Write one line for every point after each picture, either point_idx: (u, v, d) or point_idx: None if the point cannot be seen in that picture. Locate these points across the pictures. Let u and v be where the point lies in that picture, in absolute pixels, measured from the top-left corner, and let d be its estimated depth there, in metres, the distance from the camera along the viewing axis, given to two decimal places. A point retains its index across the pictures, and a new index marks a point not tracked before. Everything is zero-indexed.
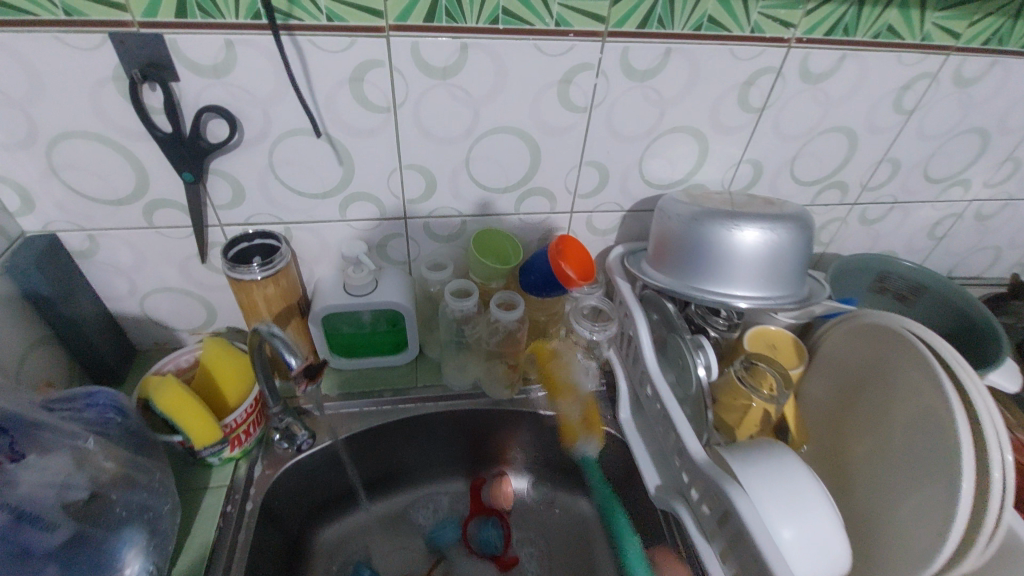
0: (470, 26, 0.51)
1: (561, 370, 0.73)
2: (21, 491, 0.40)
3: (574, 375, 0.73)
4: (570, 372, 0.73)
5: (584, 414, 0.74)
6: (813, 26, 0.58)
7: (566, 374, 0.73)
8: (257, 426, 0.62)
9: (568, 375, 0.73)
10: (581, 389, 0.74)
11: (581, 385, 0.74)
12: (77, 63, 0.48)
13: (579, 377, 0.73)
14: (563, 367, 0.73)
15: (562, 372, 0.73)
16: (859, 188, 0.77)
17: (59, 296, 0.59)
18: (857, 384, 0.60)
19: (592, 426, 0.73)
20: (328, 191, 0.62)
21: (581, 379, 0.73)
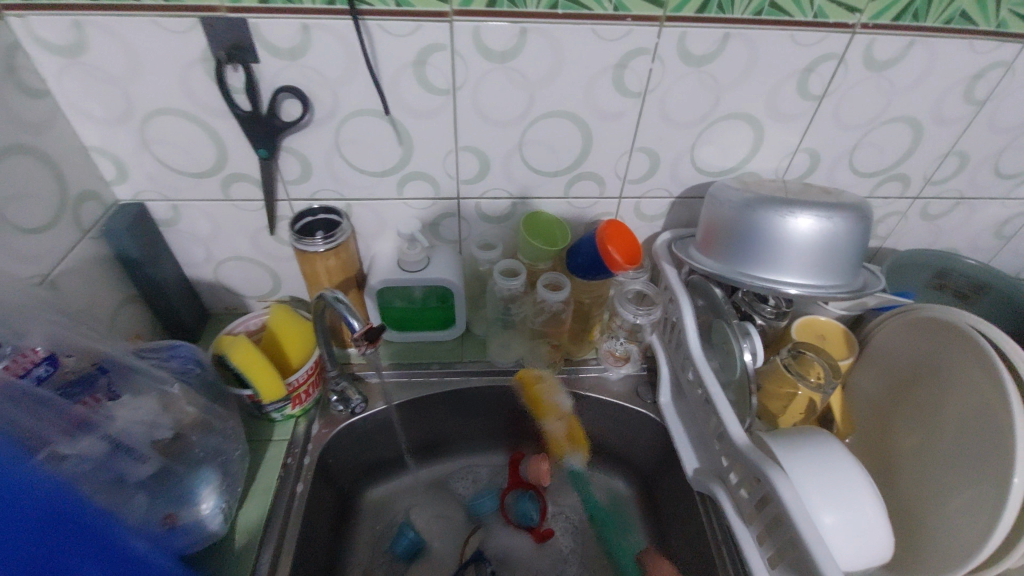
0: (530, 11, 0.53)
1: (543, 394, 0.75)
2: (118, 425, 0.45)
3: (557, 399, 0.75)
4: (552, 397, 0.75)
5: (567, 433, 0.78)
6: (880, 11, 0.56)
7: (550, 399, 0.75)
8: (315, 388, 0.67)
9: (550, 400, 0.75)
10: (564, 411, 0.76)
11: (563, 406, 0.76)
12: (171, 44, 0.53)
13: (560, 399, 0.75)
14: (546, 392, 0.75)
15: (546, 400, 0.75)
16: (922, 181, 0.74)
17: (146, 260, 0.65)
18: (909, 377, 0.58)
19: (575, 445, 0.78)
20: (388, 170, 0.65)
21: (562, 400, 0.75)
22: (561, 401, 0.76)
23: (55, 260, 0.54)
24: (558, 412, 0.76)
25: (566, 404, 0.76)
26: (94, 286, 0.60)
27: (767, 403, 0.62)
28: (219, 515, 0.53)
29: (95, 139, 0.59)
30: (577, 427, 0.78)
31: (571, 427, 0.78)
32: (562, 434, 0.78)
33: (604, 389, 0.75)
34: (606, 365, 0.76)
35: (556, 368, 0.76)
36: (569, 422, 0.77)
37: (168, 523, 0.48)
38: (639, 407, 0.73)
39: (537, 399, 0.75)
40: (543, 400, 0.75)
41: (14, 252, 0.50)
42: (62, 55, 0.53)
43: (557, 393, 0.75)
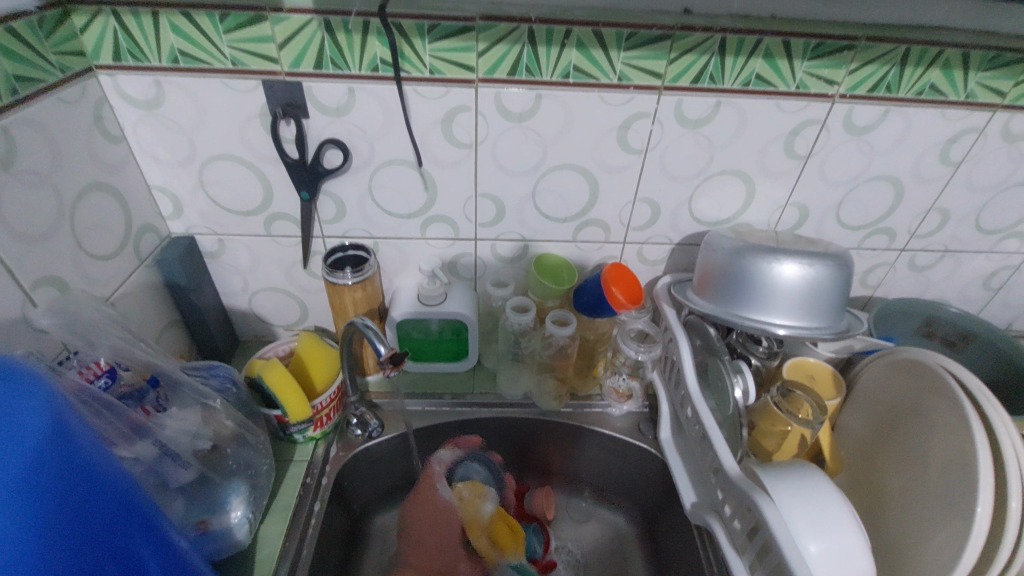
0: (545, 79, 0.61)
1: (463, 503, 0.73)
2: (167, 432, 0.51)
3: (478, 508, 0.72)
4: (473, 507, 0.72)
5: (492, 537, 0.71)
6: (856, 84, 0.63)
7: (470, 514, 0.72)
8: (335, 412, 0.72)
9: (471, 509, 0.72)
10: (485, 517, 0.72)
11: (484, 511, 0.72)
12: (235, 103, 0.61)
13: (484, 505, 0.73)
14: (467, 503, 0.72)
15: (465, 508, 0.72)
16: (907, 235, 0.79)
17: (191, 288, 0.72)
18: (891, 416, 0.62)
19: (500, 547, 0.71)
20: (413, 213, 0.72)
21: (484, 507, 0.72)
22: (484, 510, 0.72)
23: (115, 285, 0.61)
24: (482, 523, 0.72)
25: (490, 511, 0.72)
26: (144, 310, 0.66)
27: (761, 441, 0.65)
28: (245, 525, 0.57)
29: (159, 180, 0.67)
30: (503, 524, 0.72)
31: (496, 529, 0.71)
32: (487, 540, 0.71)
33: (607, 423, 0.79)
34: (609, 401, 0.80)
35: (562, 401, 0.80)
36: (494, 523, 0.72)
37: (200, 529, 0.53)
38: (640, 441, 0.77)
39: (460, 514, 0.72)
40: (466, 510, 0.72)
41: (84, 276, 0.57)
42: (140, 108, 0.61)
43: (481, 499, 0.73)
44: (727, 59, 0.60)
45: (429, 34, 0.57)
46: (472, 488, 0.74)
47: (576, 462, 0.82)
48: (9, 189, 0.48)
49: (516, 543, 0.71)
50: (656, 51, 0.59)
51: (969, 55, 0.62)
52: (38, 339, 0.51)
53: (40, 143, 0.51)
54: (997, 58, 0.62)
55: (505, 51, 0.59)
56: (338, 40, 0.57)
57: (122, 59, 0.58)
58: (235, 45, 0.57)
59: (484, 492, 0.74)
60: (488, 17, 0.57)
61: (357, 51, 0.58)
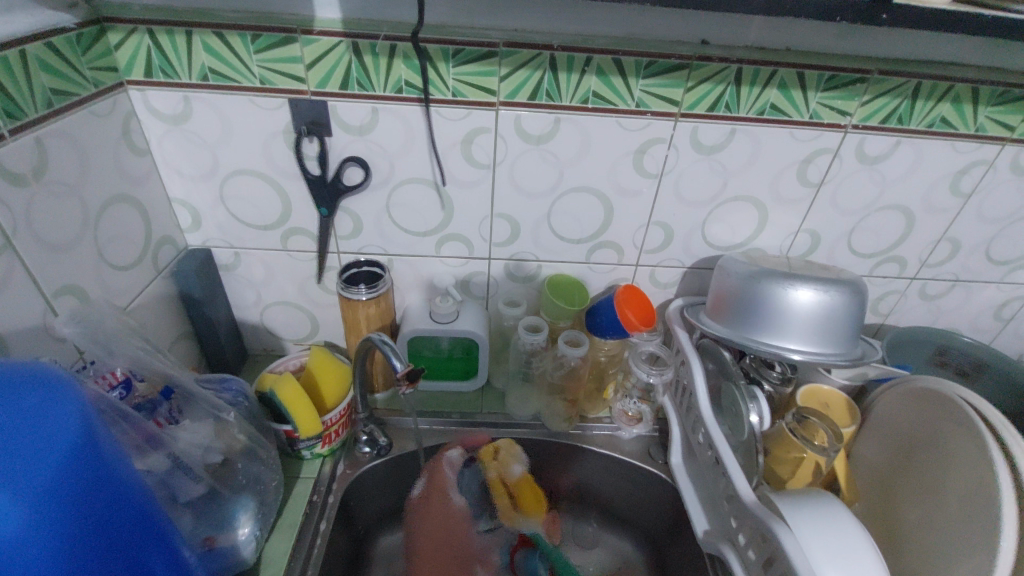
0: (564, 104, 0.62)
1: (502, 463, 0.76)
2: (180, 444, 0.51)
3: (508, 469, 0.77)
4: (503, 468, 0.76)
5: (516, 497, 0.77)
6: (868, 115, 0.65)
7: (499, 473, 0.76)
8: (344, 429, 0.71)
9: (501, 470, 0.76)
10: (515, 476, 0.77)
11: (516, 471, 0.77)
12: (261, 119, 0.62)
13: (514, 466, 0.77)
14: (497, 466, 0.76)
15: (494, 471, 0.76)
16: (918, 264, 0.80)
17: (205, 300, 0.72)
18: (907, 443, 0.62)
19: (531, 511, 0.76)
20: (429, 231, 0.73)
21: (514, 469, 0.77)
22: (513, 471, 0.77)
23: (132, 295, 0.61)
24: (509, 481, 0.77)
25: (519, 471, 0.78)
26: (158, 321, 0.66)
27: (775, 468, 0.64)
28: (252, 543, 0.57)
29: (180, 193, 0.68)
30: (530, 488, 0.78)
31: (522, 490, 0.77)
32: (511, 501, 0.76)
33: (616, 447, 0.78)
34: (619, 424, 0.79)
35: (572, 423, 0.79)
36: (521, 485, 0.77)
37: (207, 545, 0.53)
38: (650, 466, 0.76)
39: (490, 471, 0.76)
40: (497, 468, 0.77)
41: (103, 285, 0.57)
42: (167, 122, 0.63)
43: (512, 459, 0.77)
44: (742, 88, 0.62)
45: (453, 58, 0.59)
46: (509, 447, 0.77)
47: (583, 486, 0.80)
48: (39, 200, 0.49)
49: (538, 506, 0.77)
50: (674, 80, 0.61)
51: (979, 90, 0.63)
52: (56, 346, 0.51)
53: (69, 153, 0.52)
54: (1006, 93, 0.64)
55: (526, 76, 0.60)
56: (365, 62, 0.58)
57: (153, 75, 0.59)
58: (265, 65, 0.59)
59: (515, 457, 0.77)
60: (511, 43, 0.58)
61: (383, 73, 0.59)
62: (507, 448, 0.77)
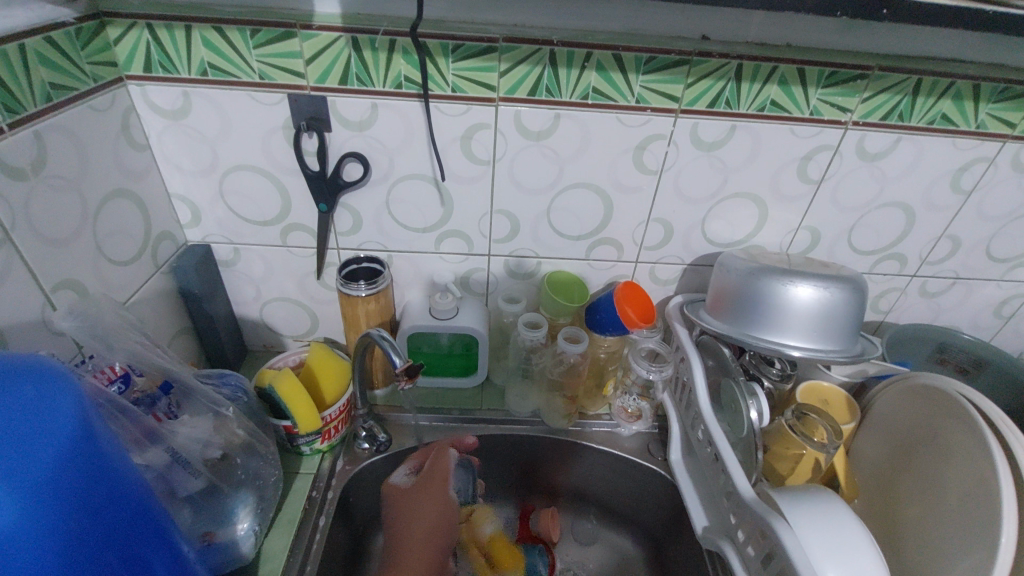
0: (565, 100, 0.62)
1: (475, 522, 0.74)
2: (179, 438, 0.51)
3: (480, 530, 0.74)
4: (476, 528, 0.73)
5: (491, 560, 0.71)
6: (869, 111, 0.65)
7: (469, 534, 0.73)
8: (343, 425, 0.71)
9: (472, 529, 0.73)
10: (485, 538, 0.73)
11: (484, 534, 0.73)
12: (261, 115, 0.62)
13: (485, 527, 0.74)
14: (468, 526, 0.74)
15: (464, 532, 0.73)
16: (919, 261, 0.80)
17: (205, 296, 0.72)
18: (908, 440, 0.62)
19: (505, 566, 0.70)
20: (428, 227, 0.73)
21: (487, 528, 0.74)
22: (486, 532, 0.74)
23: (131, 290, 0.61)
24: (484, 542, 0.73)
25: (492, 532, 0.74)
26: (158, 317, 0.66)
27: (774, 464, 0.64)
28: (251, 538, 0.57)
29: (179, 189, 0.68)
30: (504, 545, 0.72)
31: (495, 550, 0.72)
32: (484, 560, 0.71)
33: (615, 443, 0.78)
34: (618, 420, 0.79)
35: (571, 420, 0.79)
36: (496, 544, 0.72)
37: (205, 540, 0.53)
38: (649, 463, 0.76)
39: (462, 534, 0.73)
40: (468, 530, 0.74)
41: (102, 280, 0.57)
42: (166, 118, 0.62)
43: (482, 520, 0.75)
44: (743, 84, 0.62)
45: (453, 53, 0.59)
46: (482, 511, 0.76)
47: (582, 483, 0.80)
48: (39, 194, 0.49)
49: (517, 563, 0.71)
50: (674, 75, 0.61)
51: (980, 87, 0.63)
52: (54, 341, 0.51)
53: (68, 147, 0.52)
54: (1007, 90, 0.64)
55: (525, 72, 0.60)
56: (364, 57, 0.58)
57: (152, 70, 0.59)
58: (263, 60, 0.59)
59: (489, 517, 0.75)
60: (511, 38, 0.58)
61: (382, 68, 0.59)
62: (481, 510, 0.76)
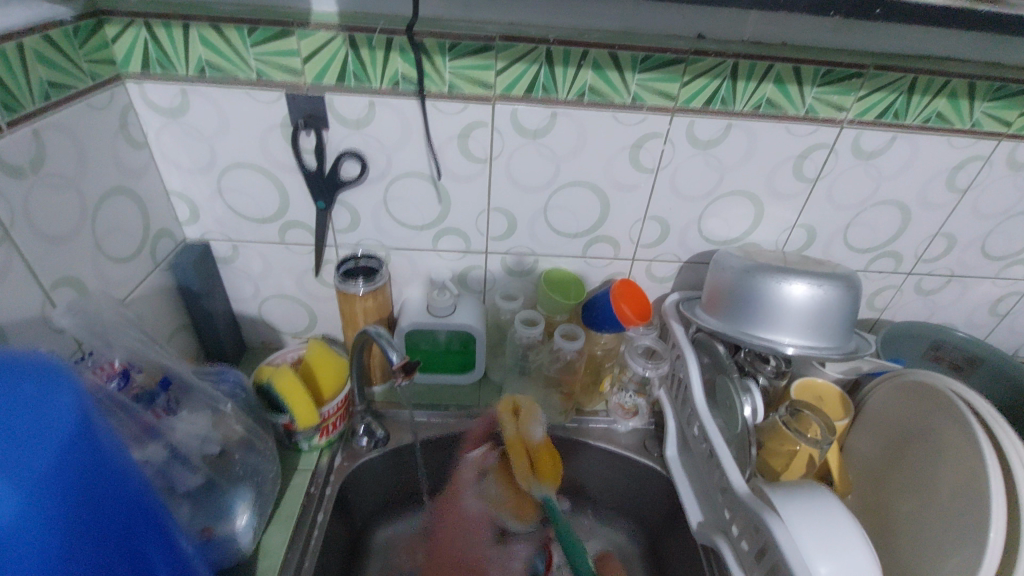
0: (561, 98, 0.62)
1: (527, 417, 0.73)
2: (177, 434, 0.52)
3: (530, 431, 0.73)
4: (524, 428, 0.72)
5: (534, 462, 0.72)
6: (864, 110, 0.65)
7: (517, 432, 0.72)
8: (341, 421, 0.71)
9: (523, 428, 0.72)
10: (534, 440, 0.73)
11: (534, 436, 0.73)
12: (259, 113, 0.63)
13: (535, 429, 0.73)
14: (517, 430, 0.72)
15: (512, 430, 0.72)
16: (914, 259, 0.80)
17: (203, 293, 0.72)
18: (900, 437, 0.63)
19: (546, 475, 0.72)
20: (426, 225, 0.73)
21: (535, 430, 0.73)
22: (534, 434, 0.73)
23: (130, 287, 0.62)
24: (530, 444, 0.72)
25: (539, 435, 0.73)
26: (157, 313, 0.67)
27: (768, 460, 0.65)
28: (250, 533, 0.57)
29: (177, 186, 0.68)
30: (548, 453, 0.73)
31: (540, 456, 0.73)
32: (528, 462, 0.72)
33: (612, 440, 0.78)
34: (615, 417, 0.79)
35: (568, 416, 0.80)
36: (540, 447, 0.73)
37: (204, 535, 0.53)
38: (645, 459, 0.76)
39: (509, 430, 0.72)
40: (517, 436, 0.72)
41: (102, 277, 0.58)
42: (165, 115, 0.63)
43: (532, 421, 0.73)
44: (739, 83, 0.62)
45: (449, 52, 0.59)
46: (528, 407, 0.74)
47: (581, 479, 0.81)
48: (37, 192, 0.49)
49: (554, 477, 0.73)
50: (670, 74, 0.61)
51: (975, 85, 0.63)
52: (54, 338, 0.52)
53: (66, 145, 0.52)
54: (1003, 88, 0.64)
55: (522, 70, 0.60)
56: (362, 55, 0.59)
57: (150, 68, 0.59)
58: (261, 58, 0.59)
59: (535, 418, 0.73)
60: (507, 36, 0.58)
61: (379, 67, 0.60)
62: (529, 420, 0.73)
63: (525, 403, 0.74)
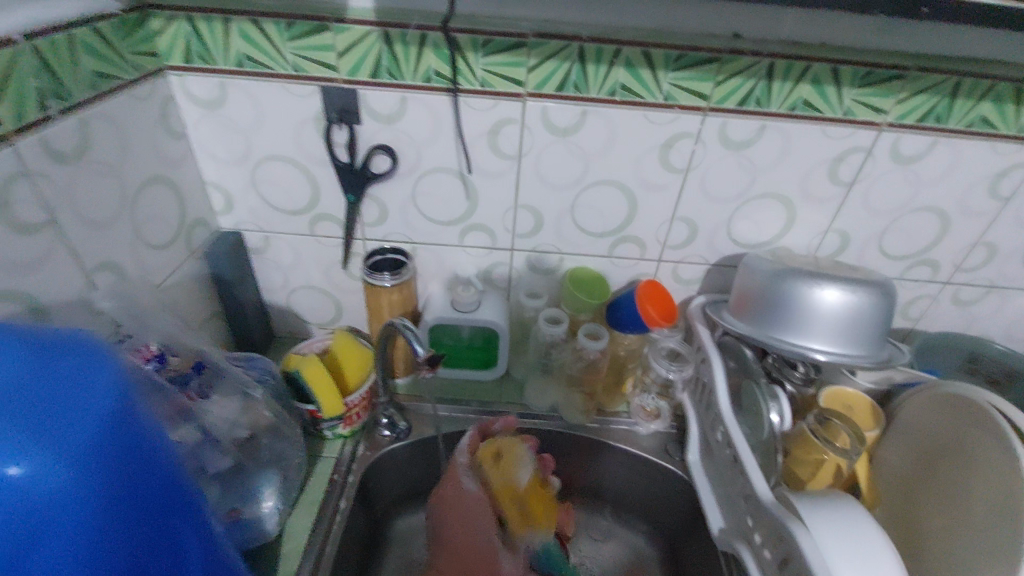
0: (592, 96, 0.62)
1: (510, 463, 0.70)
2: (209, 418, 0.54)
3: (513, 475, 0.69)
4: (509, 472, 0.69)
5: (525, 508, 0.68)
6: (904, 113, 0.63)
7: (504, 478, 0.69)
8: (365, 411, 0.72)
9: (507, 472, 0.69)
10: (521, 485, 0.69)
11: (521, 480, 0.69)
12: (294, 107, 0.64)
13: (522, 472, 0.70)
14: (500, 471, 0.69)
15: (496, 475, 0.69)
16: (951, 268, 0.77)
17: (235, 282, 0.74)
18: (931, 450, 0.61)
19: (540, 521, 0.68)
20: (453, 220, 0.73)
21: (522, 473, 0.70)
22: (520, 477, 0.70)
23: (167, 274, 0.64)
24: (518, 488, 0.69)
25: (527, 478, 0.70)
26: (190, 300, 0.69)
27: (794, 469, 0.63)
28: (275, 516, 0.59)
29: (213, 176, 0.70)
30: (538, 498, 0.70)
31: (530, 500, 0.69)
32: (521, 510, 0.68)
33: (633, 441, 0.78)
34: (637, 419, 0.79)
35: (589, 416, 0.79)
36: (528, 492, 0.69)
37: (232, 516, 0.55)
38: (667, 463, 0.75)
39: (493, 476, 0.69)
40: (501, 476, 0.69)
41: (140, 263, 0.59)
42: (204, 107, 0.64)
43: (516, 465, 0.70)
44: (774, 83, 0.61)
45: (482, 48, 0.59)
46: (511, 449, 0.71)
47: (600, 480, 0.80)
48: (82, 178, 0.51)
49: (549, 517, 0.70)
50: (704, 73, 0.60)
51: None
52: None
53: (110, 134, 0.54)
54: None
55: (554, 67, 0.60)
56: (395, 51, 0.59)
57: (191, 61, 0.61)
58: (297, 52, 0.60)
59: (520, 462, 0.71)
60: (540, 34, 0.59)
61: (412, 63, 0.60)
62: (510, 447, 0.71)
63: (507, 444, 0.72)
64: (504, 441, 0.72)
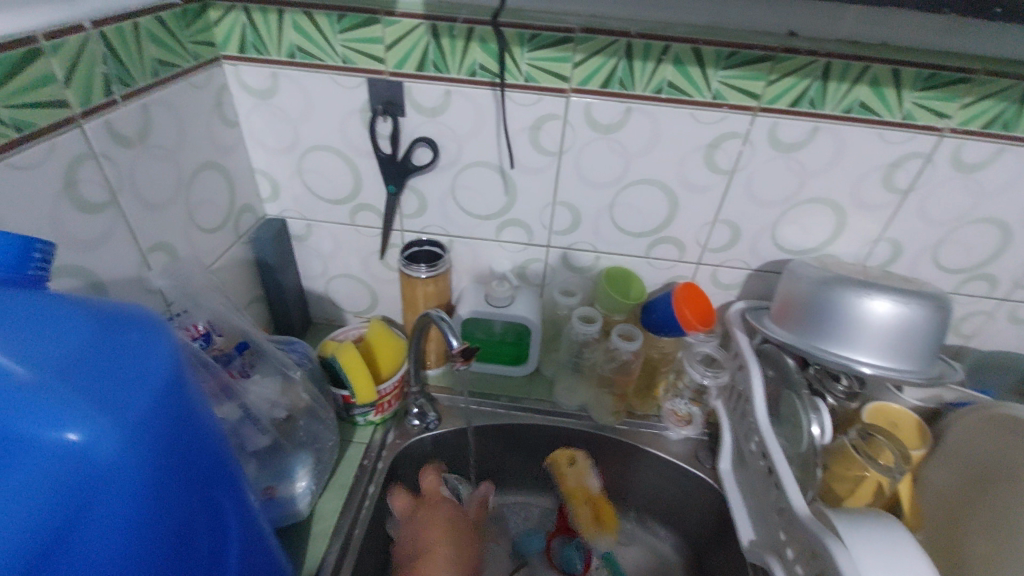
0: (638, 93, 0.61)
1: (581, 473, 0.76)
2: (250, 397, 0.55)
3: (585, 479, 0.76)
4: (582, 477, 0.76)
5: (596, 512, 0.75)
6: (969, 119, 0.60)
7: (578, 482, 0.76)
8: (396, 400, 0.74)
9: (581, 477, 0.76)
10: (593, 489, 0.76)
11: (592, 485, 0.76)
12: (341, 98, 0.65)
13: (592, 478, 0.76)
14: (575, 477, 0.76)
15: (573, 479, 0.75)
16: (1011, 284, 0.73)
17: (278, 267, 0.76)
18: (979, 472, 0.58)
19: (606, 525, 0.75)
20: (491, 215, 0.74)
21: (592, 479, 0.76)
22: (590, 482, 0.76)
23: (214, 257, 0.66)
24: (590, 491, 0.76)
25: (596, 484, 0.77)
26: (235, 283, 0.71)
27: (832, 484, 0.61)
28: (307, 497, 0.60)
29: (262, 164, 0.72)
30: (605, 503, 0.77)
31: (600, 504, 0.76)
32: (592, 513, 0.75)
33: (663, 446, 0.76)
34: (667, 423, 0.77)
35: (619, 417, 0.78)
36: (597, 497, 0.76)
37: (267, 494, 0.56)
38: (696, 469, 0.74)
39: (570, 481, 0.75)
40: (570, 481, 0.76)
41: (191, 245, 0.62)
42: (256, 97, 0.66)
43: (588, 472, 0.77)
44: (831, 84, 0.59)
45: (529, 43, 0.59)
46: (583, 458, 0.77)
47: (627, 482, 0.79)
48: (141, 161, 0.53)
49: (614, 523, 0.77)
50: (755, 72, 0.59)
51: None
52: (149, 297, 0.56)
53: (168, 120, 0.56)
54: None
55: (601, 63, 0.60)
56: (443, 44, 0.60)
57: (246, 51, 0.63)
58: (347, 44, 0.61)
59: (590, 468, 0.77)
60: (588, 29, 0.58)
61: (459, 57, 0.61)
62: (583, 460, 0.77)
63: (580, 457, 0.77)
64: (579, 453, 0.77)
